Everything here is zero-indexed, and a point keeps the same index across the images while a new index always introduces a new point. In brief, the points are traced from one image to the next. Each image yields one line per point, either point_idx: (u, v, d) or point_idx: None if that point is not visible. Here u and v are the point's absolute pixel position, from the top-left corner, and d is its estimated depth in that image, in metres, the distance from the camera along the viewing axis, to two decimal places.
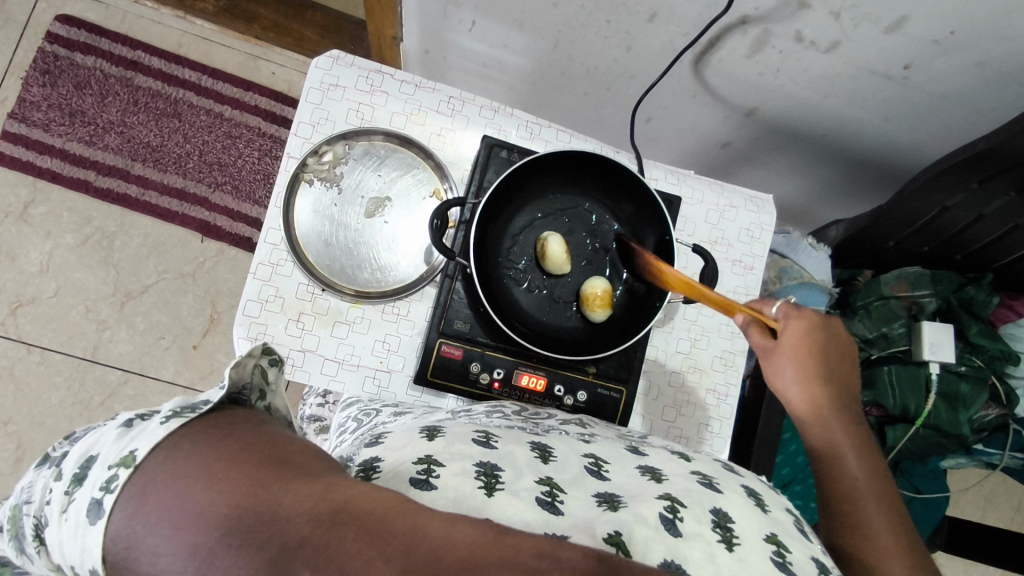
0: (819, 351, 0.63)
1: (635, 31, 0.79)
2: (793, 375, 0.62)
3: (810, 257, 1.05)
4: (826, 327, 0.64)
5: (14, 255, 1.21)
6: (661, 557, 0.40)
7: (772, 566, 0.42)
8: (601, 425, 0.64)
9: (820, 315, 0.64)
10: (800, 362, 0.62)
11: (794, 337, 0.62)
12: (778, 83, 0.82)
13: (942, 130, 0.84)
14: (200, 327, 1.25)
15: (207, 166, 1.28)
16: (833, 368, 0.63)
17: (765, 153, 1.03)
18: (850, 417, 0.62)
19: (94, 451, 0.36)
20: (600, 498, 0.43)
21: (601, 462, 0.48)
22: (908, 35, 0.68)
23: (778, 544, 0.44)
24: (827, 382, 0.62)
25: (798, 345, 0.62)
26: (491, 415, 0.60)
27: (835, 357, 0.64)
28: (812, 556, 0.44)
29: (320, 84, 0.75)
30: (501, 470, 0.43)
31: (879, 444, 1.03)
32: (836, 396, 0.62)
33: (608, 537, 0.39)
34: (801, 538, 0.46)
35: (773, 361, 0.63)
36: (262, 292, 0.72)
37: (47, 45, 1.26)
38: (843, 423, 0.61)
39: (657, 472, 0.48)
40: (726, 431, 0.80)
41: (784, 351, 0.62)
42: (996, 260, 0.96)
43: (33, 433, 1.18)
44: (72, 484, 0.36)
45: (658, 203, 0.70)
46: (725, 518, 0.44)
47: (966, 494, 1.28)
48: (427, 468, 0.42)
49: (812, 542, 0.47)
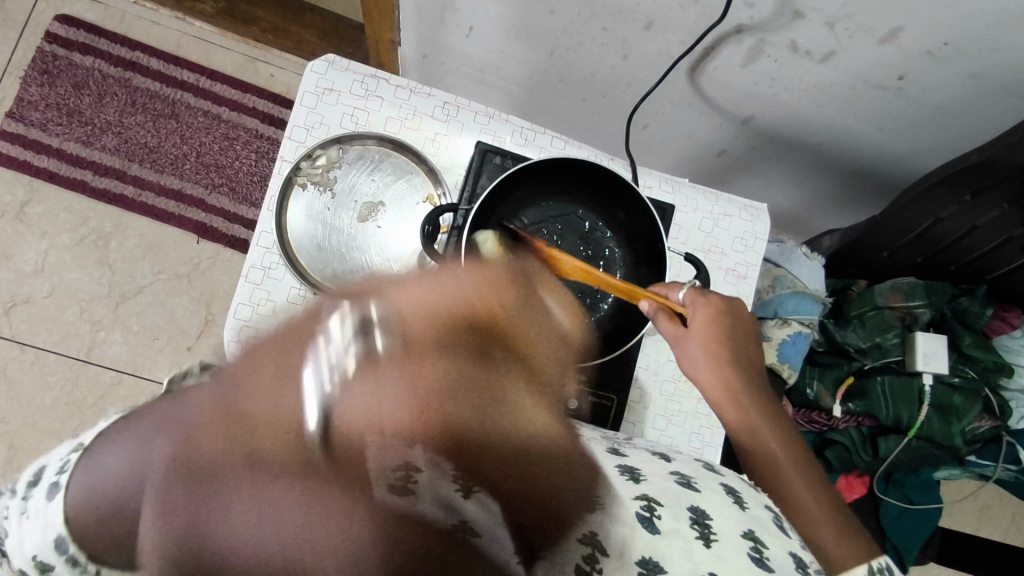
0: (725, 336, 0.63)
1: (631, 39, 0.79)
2: (704, 363, 0.63)
3: (803, 267, 1.06)
4: (730, 311, 0.65)
5: (9, 254, 1.21)
6: (641, 555, 0.42)
7: (749, 565, 0.43)
8: (586, 429, 0.62)
9: (723, 299, 0.65)
10: (709, 353, 0.63)
11: (702, 324, 0.63)
12: (773, 92, 0.82)
13: (938, 141, 0.84)
14: (194, 328, 1.25)
15: (204, 167, 1.28)
16: (741, 350, 0.64)
17: (761, 161, 1.03)
18: (762, 397, 0.63)
19: (44, 461, 0.39)
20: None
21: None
22: (902, 47, 0.69)
23: (756, 539, 0.45)
24: (738, 366, 0.63)
25: (705, 334, 0.63)
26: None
27: (740, 337, 0.64)
28: (790, 552, 0.46)
29: (315, 88, 0.76)
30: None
31: (871, 455, 1.03)
32: (750, 379, 0.63)
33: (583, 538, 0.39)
34: (780, 534, 0.47)
35: (684, 349, 0.64)
36: (253, 295, 0.72)
37: (46, 45, 1.26)
38: (757, 404, 0.62)
39: (637, 471, 0.49)
40: (717, 441, 0.79)
41: (692, 339, 0.63)
42: (990, 271, 0.96)
43: (25, 434, 1.17)
44: (28, 488, 0.38)
45: (651, 213, 0.69)
46: (703, 515, 0.46)
47: (960, 506, 1.27)
48: None
49: (791, 538, 0.48)
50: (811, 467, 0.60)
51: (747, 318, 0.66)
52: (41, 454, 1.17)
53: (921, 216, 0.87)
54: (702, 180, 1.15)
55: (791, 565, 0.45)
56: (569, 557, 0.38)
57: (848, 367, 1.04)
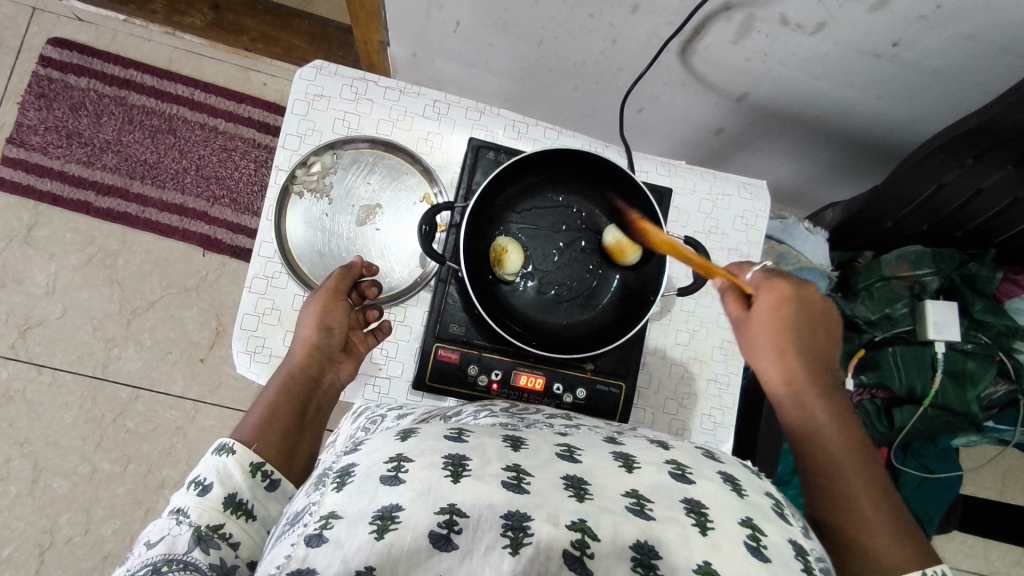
0: (790, 325, 0.63)
1: (619, 24, 0.78)
2: (766, 349, 0.64)
3: (807, 242, 1.04)
4: (806, 300, 0.64)
5: (20, 278, 1.23)
6: (634, 539, 0.39)
7: (747, 553, 0.39)
8: (587, 417, 0.63)
9: (799, 286, 0.64)
10: (773, 335, 0.63)
11: (765, 308, 0.64)
12: (766, 66, 0.81)
13: (937, 104, 0.83)
14: (206, 339, 1.26)
15: (204, 180, 1.29)
16: (810, 338, 0.64)
17: (758, 137, 1.02)
18: (827, 385, 0.62)
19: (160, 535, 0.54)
20: (567, 483, 0.41)
21: (573, 447, 0.47)
22: (893, 12, 0.67)
23: (753, 527, 0.41)
24: (802, 352, 0.63)
25: (772, 315, 0.63)
26: (477, 414, 0.59)
27: (810, 328, 0.64)
28: (789, 539, 0.42)
29: (305, 95, 0.76)
30: (468, 459, 0.41)
31: (887, 425, 1.02)
32: (815, 369, 0.62)
33: (572, 525, 0.38)
34: (779, 521, 0.44)
35: (749, 329, 0.65)
36: (259, 305, 0.72)
37: (41, 68, 1.27)
38: (822, 395, 0.61)
39: (631, 458, 0.46)
40: (729, 421, 0.79)
41: (756, 322, 0.64)
42: (998, 235, 0.95)
43: (48, 453, 1.20)
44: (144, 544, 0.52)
45: (647, 197, 0.69)
46: (699, 505, 0.42)
47: (982, 473, 1.26)
48: (397, 465, 0.40)
49: (790, 525, 0.45)
50: (876, 469, 0.58)
51: (827, 313, 0.65)
52: (65, 472, 1.19)
53: (924, 183, 0.86)
54: (700, 160, 1.14)
55: (789, 552, 0.41)
56: (553, 543, 0.37)
57: (858, 339, 1.04)
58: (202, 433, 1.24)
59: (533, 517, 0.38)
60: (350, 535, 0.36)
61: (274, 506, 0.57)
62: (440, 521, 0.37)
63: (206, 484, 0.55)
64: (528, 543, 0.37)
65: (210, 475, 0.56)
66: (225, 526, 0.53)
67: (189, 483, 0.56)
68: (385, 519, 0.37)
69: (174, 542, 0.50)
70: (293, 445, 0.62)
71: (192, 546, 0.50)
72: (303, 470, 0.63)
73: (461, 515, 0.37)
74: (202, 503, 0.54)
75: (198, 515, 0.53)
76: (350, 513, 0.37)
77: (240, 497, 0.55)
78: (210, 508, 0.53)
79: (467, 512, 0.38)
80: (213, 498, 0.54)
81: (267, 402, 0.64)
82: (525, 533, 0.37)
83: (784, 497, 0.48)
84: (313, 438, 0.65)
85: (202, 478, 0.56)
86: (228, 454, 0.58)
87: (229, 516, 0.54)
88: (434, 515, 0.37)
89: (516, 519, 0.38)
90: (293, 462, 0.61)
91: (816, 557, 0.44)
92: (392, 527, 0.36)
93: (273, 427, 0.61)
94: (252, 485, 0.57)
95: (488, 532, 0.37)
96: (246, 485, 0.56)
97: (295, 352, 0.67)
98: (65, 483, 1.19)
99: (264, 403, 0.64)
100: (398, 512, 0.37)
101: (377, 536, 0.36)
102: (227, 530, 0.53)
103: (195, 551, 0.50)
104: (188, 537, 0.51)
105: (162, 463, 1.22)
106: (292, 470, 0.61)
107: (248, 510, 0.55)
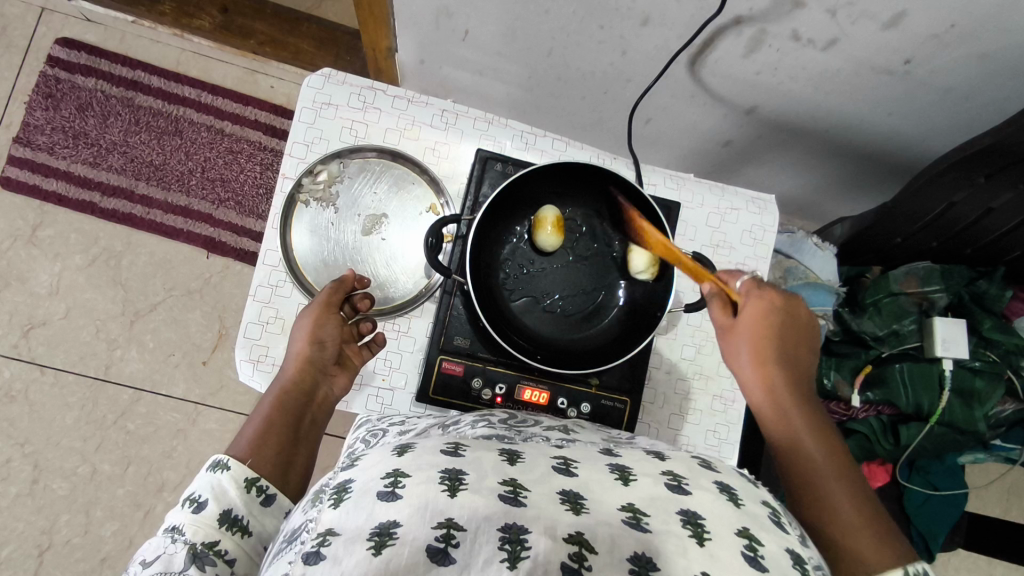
0: (775, 335, 0.65)
1: (629, 35, 0.78)
2: (748, 358, 0.65)
3: (815, 257, 1.04)
4: (788, 310, 0.67)
5: (24, 278, 1.23)
6: (630, 551, 0.38)
7: (745, 563, 0.39)
8: (588, 430, 0.62)
9: (784, 298, 0.67)
10: (757, 344, 0.65)
11: (751, 317, 0.65)
12: (776, 80, 0.80)
13: (948, 121, 0.82)
14: (209, 342, 1.26)
15: (209, 182, 1.29)
16: (791, 350, 0.66)
17: (766, 149, 1.01)
18: (805, 397, 0.64)
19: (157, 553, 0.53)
20: (563, 497, 0.41)
21: (570, 460, 0.46)
22: (905, 30, 0.66)
23: (750, 538, 0.41)
24: (780, 358, 0.65)
25: (755, 328, 0.65)
26: (475, 425, 0.59)
27: (788, 337, 0.66)
28: (786, 547, 0.42)
29: (312, 104, 0.75)
30: (465, 473, 0.41)
31: (893, 442, 1.02)
32: (790, 374, 0.65)
33: (569, 537, 0.38)
34: (777, 530, 0.43)
35: (733, 337, 0.66)
36: (262, 314, 0.72)
37: (48, 69, 1.27)
38: (799, 404, 0.63)
39: (627, 470, 0.46)
40: (735, 437, 0.79)
41: (741, 331, 0.66)
42: (1008, 253, 0.93)
43: (49, 453, 1.19)
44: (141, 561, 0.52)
45: (655, 212, 0.68)
46: (695, 516, 0.41)
47: (987, 490, 1.25)
48: (394, 480, 0.40)
49: (788, 534, 0.44)
50: (855, 477, 0.59)
51: (806, 323, 0.68)
52: (66, 473, 1.19)
53: (934, 201, 0.85)
54: (707, 171, 1.14)
55: (786, 562, 0.40)
56: (551, 555, 0.36)
57: (865, 355, 1.03)
58: (203, 436, 1.23)
59: (530, 531, 0.37)
60: (348, 551, 0.35)
61: (270, 521, 0.57)
62: (438, 535, 0.36)
63: (200, 500, 0.55)
64: (526, 556, 0.36)
65: (205, 491, 0.56)
66: (221, 542, 0.52)
67: (185, 499, 0.55)
68: (383, 535, 0.36)
69: (170, 560, 0.50)
70: (288, 461, 0.61)
71: (188, 564, 0.50)
72: (302, 483, 0.62)
73: (458, 529, 0.37)
74: (197, 521, 0.53)
75: (193, 532, 0.52)
76: (348, 529, 0.37)
77: (235, 514, 0.55)
78: (205, 525, 0.53)
79: (464, 526, 0.37)
80: (208, 515, 0.53)
81: (262, 417, 0.63)
82: (522, 546, 0.36)
83: (780, 506, 0.48)
84: (308, 452, 0.64)
85: (197, 494, 0.55)
86: (223, 471, 0.57)
87: (224, 533, 0.53)
88: (431, 529, 0.36)
89: (513, 532, 0.37)
90: (287, 480, 0.60)
91: (814, 566, 0.44)
92: (390, 542, 0.36)
93: (268, 443, 0.61)
94: (246, 501, 0.56)
95: (485, 545, 0.36)
96: (243, 501, 0.56)
97: (288, 367, 0.66)
98: (65, 484, 1.19)
99: (257, 418, 0.63)
100: (396, 528, 0.36)
101: (374, 551, 0.35)
102: (222, 547, 0.52)
103: (190, 569, 0.49)
104: (184, 555, 0.50)
105: (162, 466, 1.21)
106: (288, 485, 0.60)
107: (243, 526, 0.54)
